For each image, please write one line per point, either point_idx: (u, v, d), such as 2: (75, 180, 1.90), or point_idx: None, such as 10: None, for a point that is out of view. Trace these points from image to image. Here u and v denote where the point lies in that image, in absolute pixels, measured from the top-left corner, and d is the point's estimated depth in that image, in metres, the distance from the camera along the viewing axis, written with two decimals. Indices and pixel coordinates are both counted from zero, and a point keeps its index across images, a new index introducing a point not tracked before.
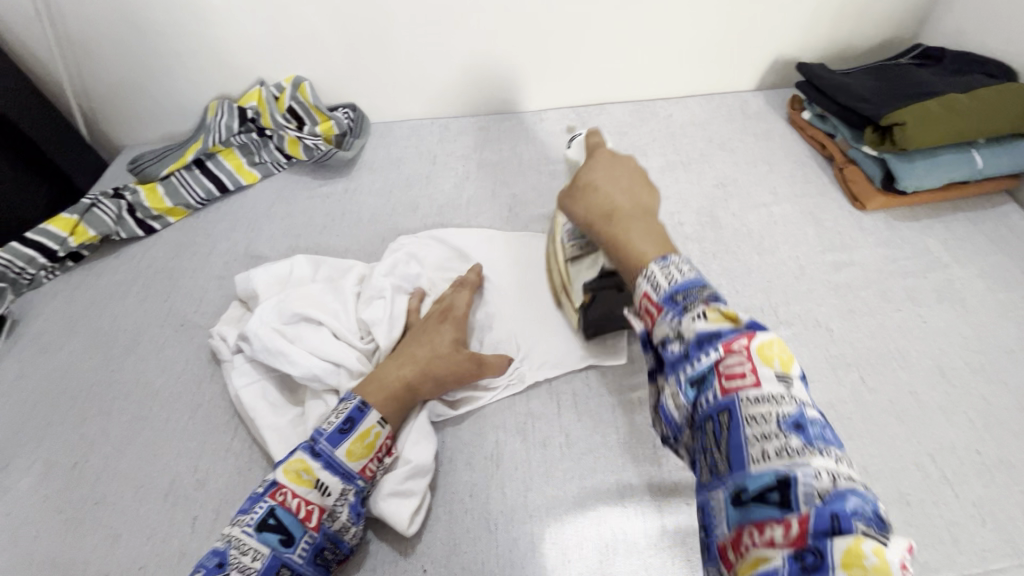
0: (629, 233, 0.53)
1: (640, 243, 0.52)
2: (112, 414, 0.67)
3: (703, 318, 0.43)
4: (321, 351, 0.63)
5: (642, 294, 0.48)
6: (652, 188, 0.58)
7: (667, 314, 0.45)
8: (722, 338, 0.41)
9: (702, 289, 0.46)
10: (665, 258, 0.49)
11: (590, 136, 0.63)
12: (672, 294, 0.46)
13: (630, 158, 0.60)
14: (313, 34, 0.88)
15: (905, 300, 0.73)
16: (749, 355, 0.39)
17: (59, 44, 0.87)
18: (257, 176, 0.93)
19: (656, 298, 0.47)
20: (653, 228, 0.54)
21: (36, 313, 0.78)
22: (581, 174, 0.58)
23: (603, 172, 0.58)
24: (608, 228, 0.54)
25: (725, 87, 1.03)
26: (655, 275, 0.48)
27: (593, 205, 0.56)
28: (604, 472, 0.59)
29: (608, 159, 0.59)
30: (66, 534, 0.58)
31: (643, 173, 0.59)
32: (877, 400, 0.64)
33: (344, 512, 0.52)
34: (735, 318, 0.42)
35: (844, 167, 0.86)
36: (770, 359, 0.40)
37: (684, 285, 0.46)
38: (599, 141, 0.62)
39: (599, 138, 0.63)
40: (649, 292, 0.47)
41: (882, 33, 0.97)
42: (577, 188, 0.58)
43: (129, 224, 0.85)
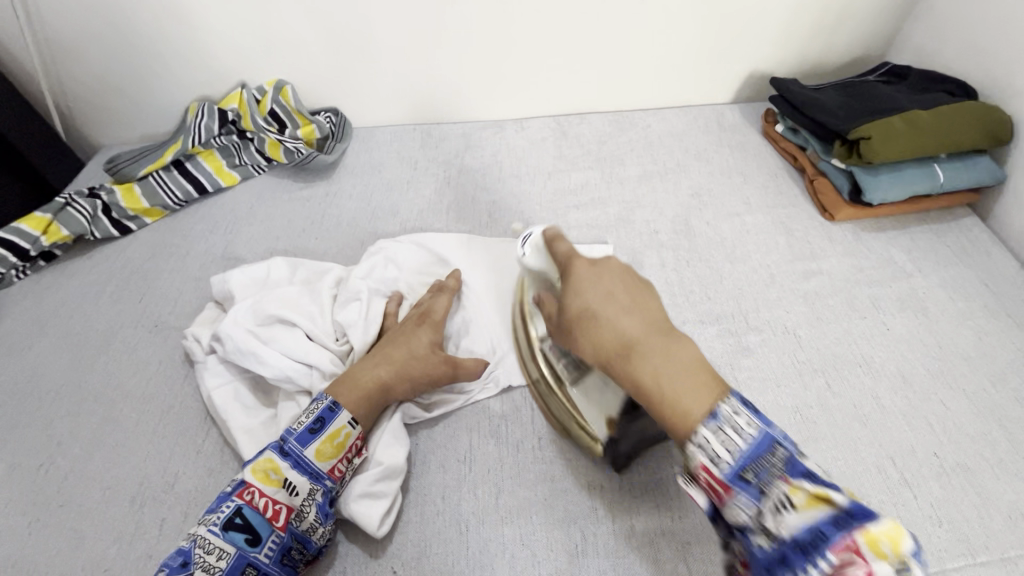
0: (660, 376, 0.47)
1: (681, 391, 0.46)
2: (81, 416, 0.66)
3: (789, 506, 0.41)
4: (295, 353, 0.63)
5: (699, 466, 0.45)
6: (645, 287, 0.55)
7: (740, 495, 0.43)
8: (829, 540, 0.38)
9: (772, 448, 0.44)
10: (715, 415, 0.45)
11: (555, 244, 0.60)
12: (739, 471, 0.43)
13: (610, 259, 0.56)
14: (295, 38, 0.89)
15: (870, 308, 0.75)
16: (859, 549, 0.37)
17: (36, 42, 0.86)
18: (237, 177, 0.93)
19: (718, 474, 0.44)
20: (685, 351, 0.49)
21: (5, 313, 0.77)
22: (571, 304, 0.54)
23: (595, 294, 0.53)
24: (630, 374, 0.49)
25: (702, 100, 1.06)
26: (708, 443, 0.44)
27: (602, 343, 0.51)
28: (576, 475, 0.59)
29: (589, 269, 0.55)
30: (27, 538, 0.57)
31: (632, 275, 0.56)
32: (842, 405, 0.65)
33: (311, 512, 0.52)
34: (829, 497, 0.40)
35: (814, 179, 0.89)
36: (880, 546, 0.37)
37: (750, 452, 0.44)
38: (568, 247, 0.59)
39: (567, 244, 0.59)
40: (707, 466, 0.44)
41: (852, 51, 1.01)
42: (576, 322, 0.53)
43: (104, 225, 0.85)
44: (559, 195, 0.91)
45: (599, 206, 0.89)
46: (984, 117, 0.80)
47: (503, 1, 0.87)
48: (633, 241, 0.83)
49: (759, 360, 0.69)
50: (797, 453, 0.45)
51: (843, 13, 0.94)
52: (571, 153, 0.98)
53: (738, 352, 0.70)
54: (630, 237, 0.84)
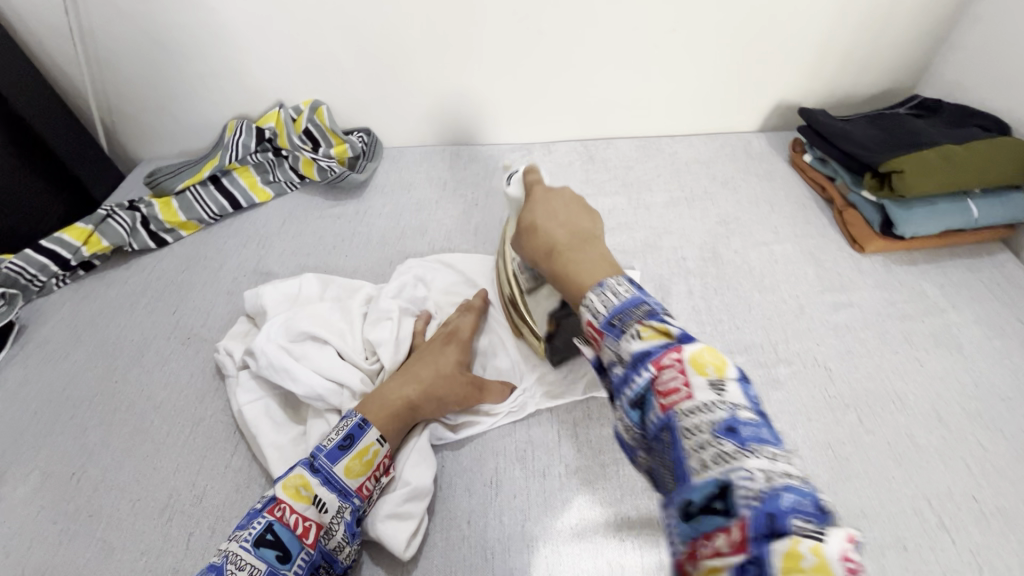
0: (575, 267, 0.54)
1: (588, 272, 0.53)
2: (113, 425, 0.67)
3: (638, 337, 0.44)
4: (327, 371, 0.63)
5: (586, 322, 0.49)
6: (592, 212, 0.61)
7: (608, 339, 0.47)
8: (653, 356, 0.42)
9: (638, 305, 0.47)
10: (602, 284, 0.50)
11: (529, 175, 0.63)
12: (610, 319, 0.47)
13: (564, 189, 0.62)
14: (333, 60, 0.91)
15: (903, 342, 0.74)
16: (681, 368, 0.41)
17: (88, 60, 0.90)
18: (270, 194, 0.95)
19: (596, 323, 0.48)
20: (597, 254, 0.56)
21: (44, 321, 0.79)
22: (523, 215, 0.60)
23: (542, 210, 0.59)
24: (557, 269, 0.56)
25: (729, 128, 1.06)
26: (593, 303, 0.49)
27: (537, 247, 0.58)
28: (604, 503, 0.59)
29: (545, 193, 0.61)
30: (59, 546, 0.57)
31: (579, 202, 0.61)
32: (876, 442, 0.64)
33: (340, 530, 0.52)
34: (668, 331, 0.44)
35: (843, 211, 0.88)
36: (704, 367, 0.41)
37: (620, 305, 0.47)
38: (538, 177, 0.62)
39: (538, 174, 0.63)
40: (590, 321, 0.49)
41: (882, 83, 1.01)
42: (524, 231, 0.60)
43: (142, 237, 0.87)
44: None
45: (625, 231, 0.89)
46: (1020, 153, 0.80)
47: (536, 30, 0.89)
48: (660, 268, 0.83)
49: (789, 392, 0.68)
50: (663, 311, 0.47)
51: (875, 46, 0.95)
52: (598, 177, 0.99)
53: (767, 383, 0.69)
54: (657, 263, 0.84)
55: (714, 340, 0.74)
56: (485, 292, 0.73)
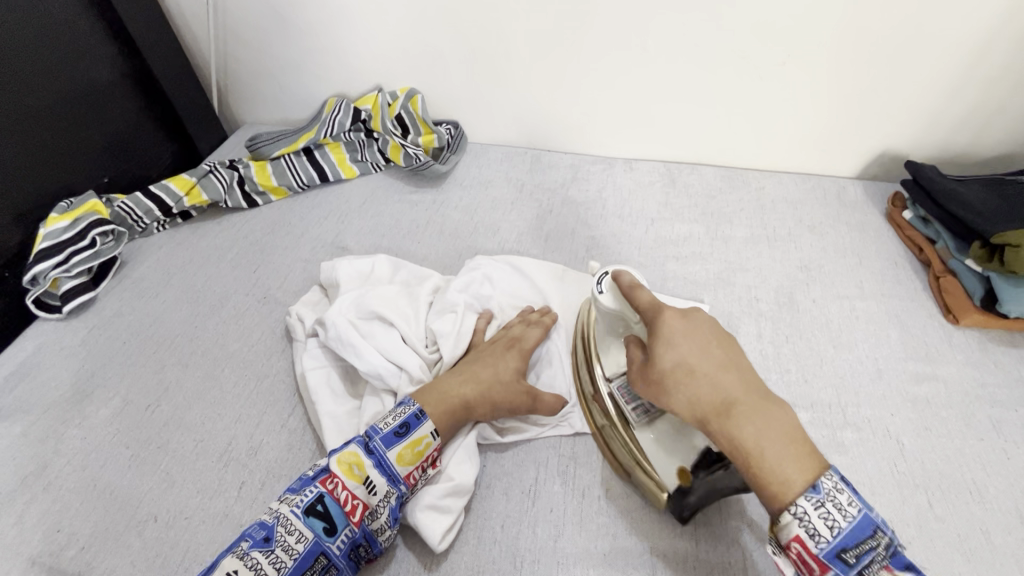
0: (762, 443, 0.46)
1: (783, 461, 0.46)
2: (188, 367, 0.72)
3: None
4: (389, 353, 0.65)
5: (793, 537, 0.45)
6: (732, 340, 0.53)
7: (835, 575, 0.44)
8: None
9: (872, 534, 0.45)
10: (816, 488, 0.45)
11: (636, 292, 0.56)
12: (837, 551, 0.44)
13: (700, 312, 0.54)
14: (435, 52, 0.94)
15: (990, 430, 0.68)
16: None
17: (215, 27, 0.97)
18: (356, 171, 0.99)
19: (814, 549, 0.44)
20: (786, 418, 0.47)
21: (142, 260, 0.86)
22: (661, 358, 0.51)
23: (689, 349, 0.51)
24: (727, 434, 0.47)
25: (825, 170, 1.01)
26: (809, 519, 0.44)
27: (700, 402, 0.49)
28: (639, 538, 0.57)
29: (682, 324, 0.52)
30: (127, 470, 0.62)
31: (721, 329, 0.53)
32: (943, 531, 0.60)
33: (384, 513, 0.54)
34: None
35: (940, 276, 0.83)
36: None
37: (851, 532, 0.44)
38: (651, 297, 0.55)
39: (648, 293, 0.56)
40: (801, 538, 0.44)
41: (1016, 142, 0.90)
42: (667, 377, 0.50)
43: (236, 195, 0.93)
44: (659, 243, 0.90)
45: (699, 261, 0.87)
46: None
47: (640, 46, 0.87)
48: (730, 305, 0.81)
49: (853, 460, 0.65)
50: (894, 541, 0.46)
51: (1007, 100, 0.85)
52: (678, 203, 0.96)
53: (830, 447, 0.66)
54: (728, 300, 0.82)
55: (778, 391, 0.71)
56: (548, 310, 0.73)
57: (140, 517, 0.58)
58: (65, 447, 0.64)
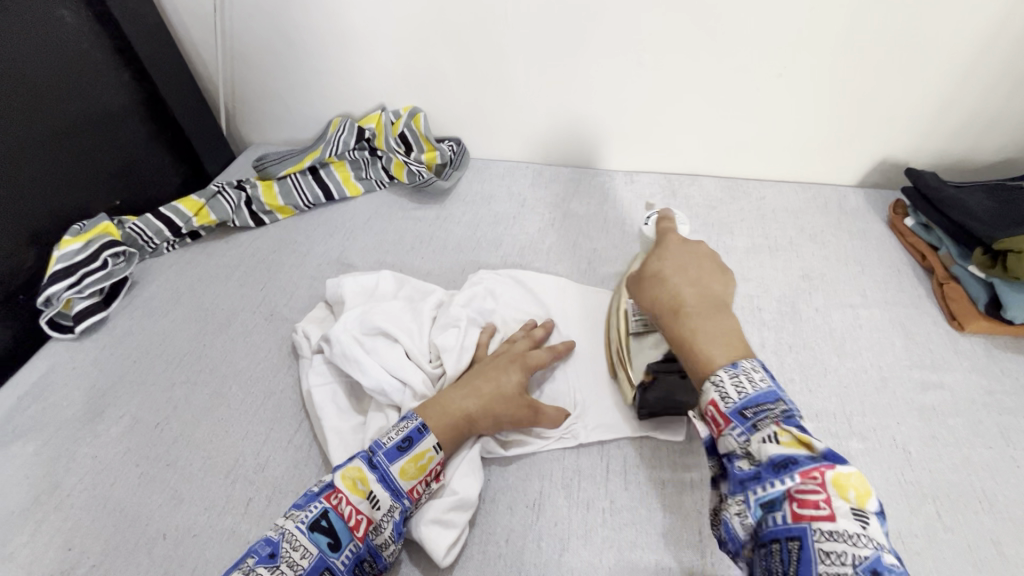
0: (699, 332, 0.52)
1: (710, 342, 0.51)
2: (196, 384, 0.73)
3: (775, 440, 0.43)
4: (393, 368, 0.66)
5: (709, 402, 0.48)
6: (726, 273, 0.59)
7: (734, 429, 0.45)
8: (800, 467, 0.41)
9: (775, 403, 0.46)
10: (735, 365, 0.49)
11: (661, 221, 0.69)
12: (741, 409, 0.46)
13: (700, 245, 0.62)
14: (437, 72, 0.96)
15: (998, 438, 0.67)
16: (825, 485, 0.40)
17: (223, 52, 1.00)
18: (361, 189, 1.01)
19: (723, 411, 0.46)
20: (729, 324, 0.53)
21: (152, 280, 0.88)
22: (651, 264, 0.60)
23: (672, 262, 0.59)
24: (676, 330, 0.54)
25: (825, 179, 1.02)
26: (724, 383, 0.47)
27: (662, 300, 0.56)
28: (645, 551, 0.57)
29: (679, 245, 0.61)
30: (137, 487, 0.63)
31: (716, 259, 0.60)
32: (954, 541, 0.59)
33: (388, 528, 0.54)
34: (810, 443, 0.42)
35: (943, 283, 0.82)
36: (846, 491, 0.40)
37: (755, 398, 0.46)
38: (670, 229, 0.66)
39: (670, 225, 0.68)
40: (716, 402, 0.47)
41: (1018, 147, 0.90)
42: (647, 279, 0.59)
43: (244, 215, 0.95)
44: None
45: None
46: None
47: (638, 61, 0.89)
48: None
49: (860, 470, 0.64)
50: (796, 413, 0.46)
51: (1005, 107, 0.86)
52: (678, 214, 0.97)
53: (836, 456, 0.66)
54: None
55: None
56: (569, 340, 0.72)
57: (149, 534, 0.59)
58: (77, 465, 0.65)
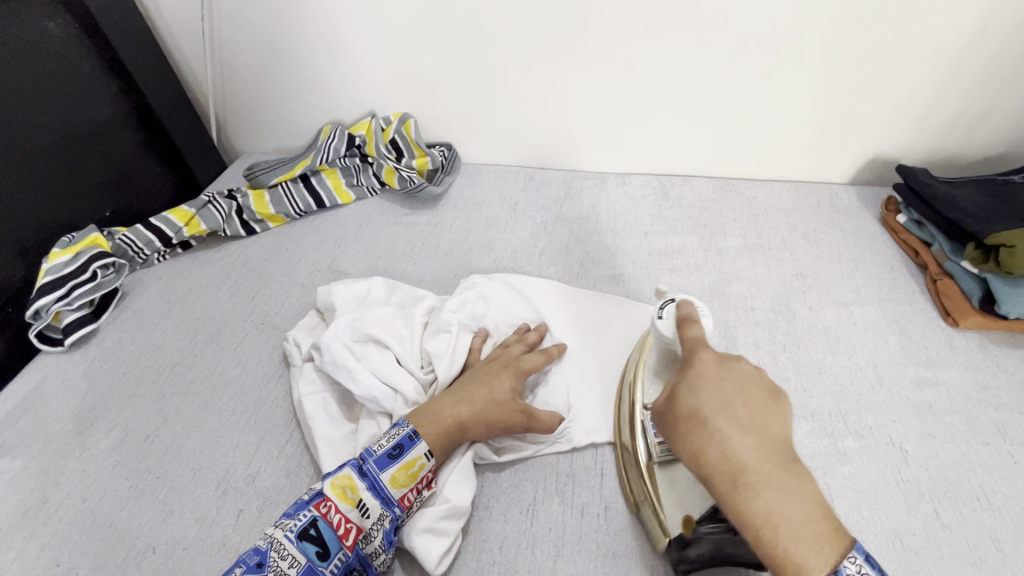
0: (775, 515, 0.40)
1: (798, 536, 0.39)
2: (187, 396, 0.72)
3: None
4: (384, 375, 0.66)
5: None
6: (778, 400, 0.46)
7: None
8: None
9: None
10: (838, 574, 0.38)
11: (685, 327, 0.52)
12: None
13: (741, 361, 0.48)
14: (426, 77, 0.96)
15: (995, 434, 0.67)
16: None
17: (212, 61, 1.00)
18: (352, 197, 1.01)
19: None
20: (802, 490, 0.41)
21: (143, 291, 0.87)
22: (682, 398, 0.47)
23: (713, 397, 0.45)
24: (735, 504, 0.41)
25: (816, 177, 1.02)
26: None
27: (709, 463, 0.43)
28: (641, 556, 0.56)
29: (717, 368, 0.47)
30: (126, 501, 0.62)
31: (763, 382, 0.47)
32: (952, 540, 0.58)
33: (378, 536, 0.54)
34: None
35: (937, 279, 0.82)
36: None
37: None
38: (699, 334, 0.51)
39: (699, 329, 0.52)
40: None
41: (1008, 142, 0.90)
42: (682, 422, 0.46)
43: (235, 224, 0.94)
44: (654, 255, 0.90)
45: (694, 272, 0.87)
46: None
47: (626, 63, 0.89)
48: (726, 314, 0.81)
49: (856, 469, 0.64)
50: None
51: (994, 101, 0.86)
52: (671, 215, 0.97)
53: (833, 456, 0.65)
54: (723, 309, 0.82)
55: None
56: (563, 346, 0.71)
57: (139, 548, 0.59)
58: (66, 479, 0.64)
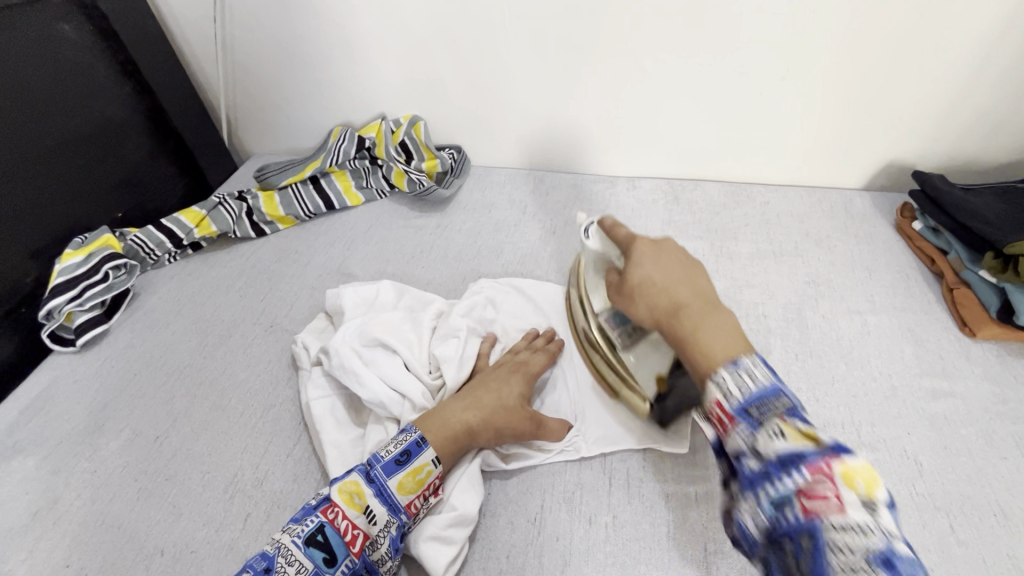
0: (700, 329, 0.49)
1: (715, 341, 0.48)
2: (196, 397, 0.73)
3: (782, 436, 0.41)
4: (392, 379, 0.66)
5: (713, 402, 0.46)
6: (698, 266, 0.57)
7: (740, 428, 0.43)
8: (807, 461, 0.39)
9: (776, 397, 0.43)
10: (736, 362, 0.46)
11: (616, 229, 0.62)
12: (744, 406, 0.44)
13: (669, 244, 0.59)
14: (437, 80, 0.96)
15: (1013, 448, 0.66)
16: (831, 477, 0.38)
17: (223, 63, 1.00)
18: (361, 199, 1.01)
19: (727, 408, 0.44)
20: (724, 320, 0.50)
21: (154, 292, 0.88)
22: (630, 274, 0.57)
23: (652, 266, 0.56)
24: (677, 333, 0.51)
25: (830, 182, 1.00)
26: (724, 381, 0.45)
27: (655, 307, 0.54)
28: (649, 567, 0.56)
29: (651, 249, 0.58)
30: (136, 502, 0.63)
31: (688, 257, 0.58)
32: (968, 557, 0.57)
33: (385, 543, 0.54)
34: (817, 438, 0.40)
35: (954, 288, 0.80)
36: (853, 483, 0.38)
37: (755, 394, 0.44)
38: (629, 232, 0.61)
39: (628, 228, 0.61)
40: (719, 401, 0.45)
41: None
42: (632, 290, 0.56)
43: (245, 226, 0.95)
44: None
45: None
46: None
47: (638, 67, 0.88)
48: (737, 321, 0.80)
49: None
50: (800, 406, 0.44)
51: (1015, 106, 0.84)
52: (681, 220, 0.96)
53: None
54: (734, 316, 0.81)
55: None
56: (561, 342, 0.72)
57: (147, 550, 0.59)
58: (76, 479, 0.65)
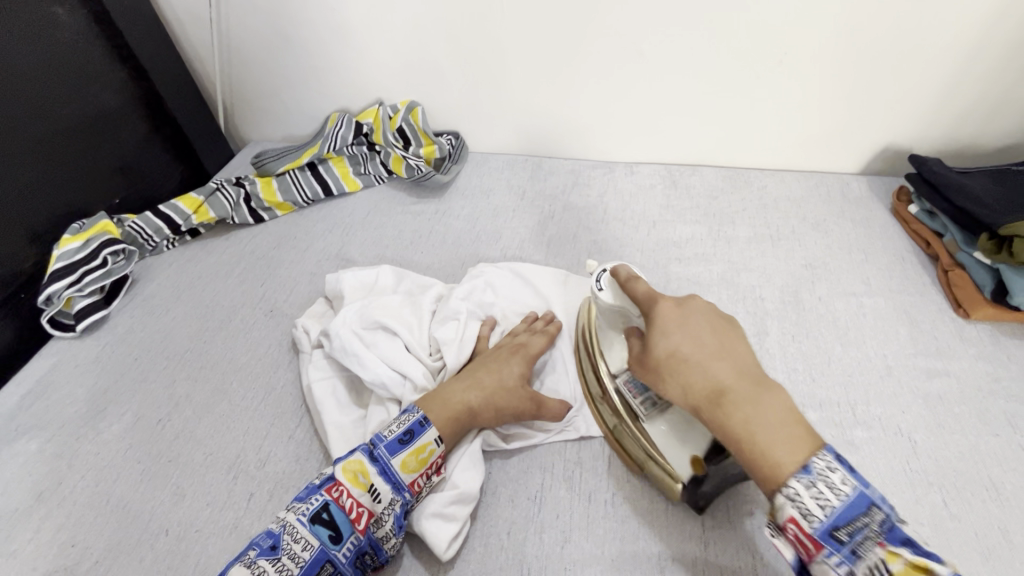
0: (751, 422, 0.48)
1: (771, 440, 0.47)
2: (198, 381, 0.73)
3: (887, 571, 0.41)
4: (392, 361, 0.66)
5: (788, 518, 0.45)
6: (730, 331, 0.55)
7: (830, 554, 0.43)
8: None
9: (867, 511, 0.43)
10: (807, 468, 0.45)
11: (632, 284, 0.59)
12: (832, 529, 0.43)
13: (694, 304, 0.56)
14: (434, 65, 0.95)
15: (1005, 425, 0.67)
16: None
17: (219, 48, 0.99)
18: (359, 185, 1.01)
19: (808, 529, 0.44)
20: (773, 403, 0.49)
21: (153, 278, 0.88)
22: (656, 347, 0.54)
23: (683, 337, 0.53)
24: (722, 421, 0.50)
25: (827, 167, 1.01)
26: (800, 497, 0.44)
27: (692, 388, 0.51)
28: (648, 542, 0.57)
29: (678, 314, 0.55)
30: (139, 484, 0.63)
31: (717, 320, 0.56)
32: (960, 530, 0.58)
33: (389, 521, 0.54)
34: (929, 568, 0.40)
35: (948, 270, 0.81)
36: None
37: (842, 513, 0.43)
38: (647, 288, 0.59)
39: (646, 285, 0.59)
40: (797, 519, 0.44)
41: None
42: (662, 364, 0.53)
43: (243, 212, 0.95)
44: (662, 245, 0.90)
45: (703, 262, 0.87)
46: None
47: (636, 51, 0.88)
48: (734, 304, 0.81)
49: (864, 459, 0.64)
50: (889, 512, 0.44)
51: (1011, 89, 0.84)
52: (679, 204, 0.96)
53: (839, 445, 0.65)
54: (731, 298, 0.82)
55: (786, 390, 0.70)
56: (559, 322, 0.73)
57: (152, 530, 0.59)
58: (79, 462, 0.65)
